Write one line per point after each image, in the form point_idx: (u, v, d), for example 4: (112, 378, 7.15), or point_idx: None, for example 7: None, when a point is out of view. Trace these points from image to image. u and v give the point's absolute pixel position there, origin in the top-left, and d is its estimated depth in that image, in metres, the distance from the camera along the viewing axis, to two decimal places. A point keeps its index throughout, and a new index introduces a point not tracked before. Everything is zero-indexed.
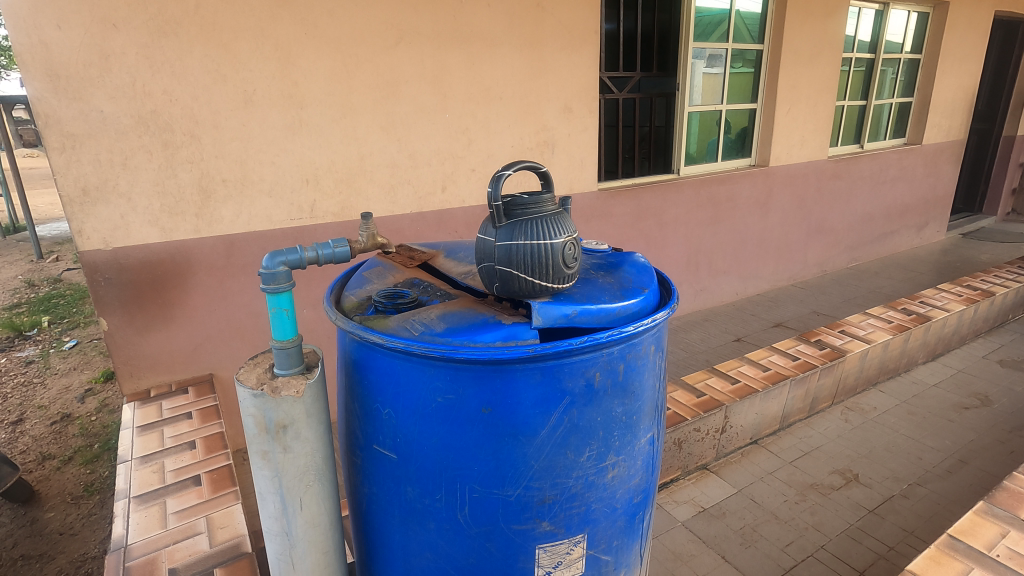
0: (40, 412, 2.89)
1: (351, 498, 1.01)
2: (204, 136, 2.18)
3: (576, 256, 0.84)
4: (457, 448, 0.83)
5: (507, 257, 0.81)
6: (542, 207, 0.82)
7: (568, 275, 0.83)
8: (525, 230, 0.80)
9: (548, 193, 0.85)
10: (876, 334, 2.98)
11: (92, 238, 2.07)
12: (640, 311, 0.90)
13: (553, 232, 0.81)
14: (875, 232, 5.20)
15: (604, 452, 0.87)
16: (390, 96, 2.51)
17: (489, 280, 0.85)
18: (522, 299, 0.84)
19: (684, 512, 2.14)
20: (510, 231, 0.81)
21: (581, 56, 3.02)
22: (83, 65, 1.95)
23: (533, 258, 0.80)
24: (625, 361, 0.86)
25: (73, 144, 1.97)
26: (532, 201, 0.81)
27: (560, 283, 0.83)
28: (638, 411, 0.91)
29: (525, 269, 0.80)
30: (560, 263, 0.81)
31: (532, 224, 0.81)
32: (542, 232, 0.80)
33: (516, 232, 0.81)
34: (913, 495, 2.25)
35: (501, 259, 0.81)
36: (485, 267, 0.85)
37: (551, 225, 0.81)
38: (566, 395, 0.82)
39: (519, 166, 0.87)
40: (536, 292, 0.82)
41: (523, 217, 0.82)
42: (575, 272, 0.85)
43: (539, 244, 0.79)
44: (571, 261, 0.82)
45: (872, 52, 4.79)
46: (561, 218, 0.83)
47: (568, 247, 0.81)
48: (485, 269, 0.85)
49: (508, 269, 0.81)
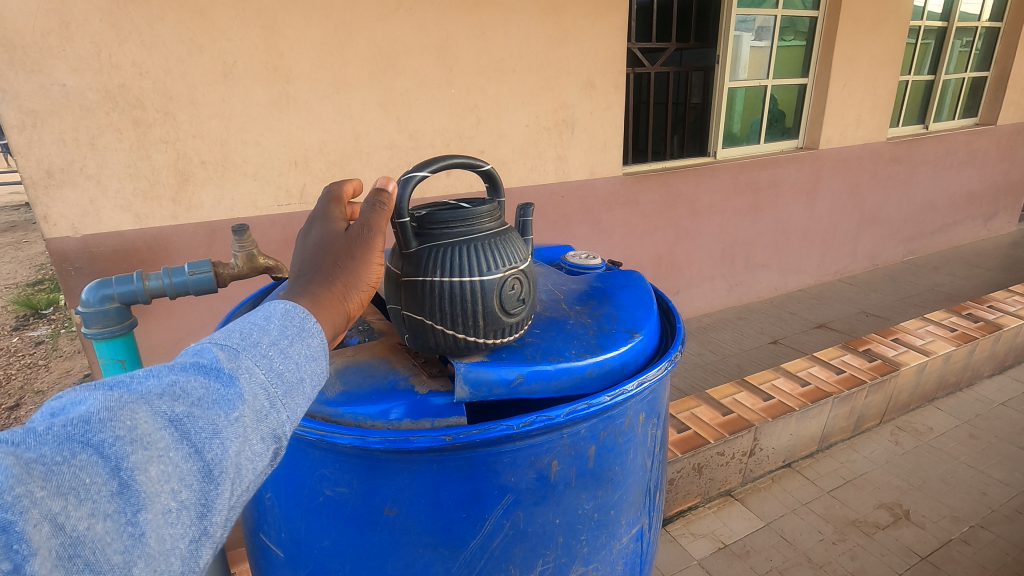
0: (37, 398, 2.84)
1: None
2: (180, 114, 1.98)
3: (518, 293, 0.73)
4: (362, 555, 0.67)
5: (418, 285, 0.71)
6: (472, 224, 0.73)
7: (505, 320, 0.72)
8: (446, 254, 0.71)
9: (481, 209, 0.74)
10: (935, 344, 2.61)
11: (59, 224, 1.91)
12: (617, 370, 0.71)
13: (485, 259, 0.71)
14: (936, 223, 4.70)
15: (565, 563, 0.69)
16: (388, 70, 2.26)
17: (397, 313, 0.75)
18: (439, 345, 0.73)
19: (701, 549, 1.88)
20: (422, 251, 0.72)
21: (608, 24, 2.69)
22: (41, 33, 1.76)
23: (454, 290, 0.70)
24: (597, 443, 0.67)
25: (33, 121, 1.80)
26: (457, 224, 0.72)
27: (495, 332, 0.73)
28: (618, 505, 0.72)
29: (441, 305, 0.70)
30: (493, 304, 0.71)
31: (454, 249, 0.71)
32: (468, 264, 0.70)
33: (431, 261, 0.71)
34: (975, 540, 1.93)
35: (411, 287, 0.71)
36: (393, 291, 0.75)
37: (480, 250, 0.71)
38: (506, 494, 0.64)
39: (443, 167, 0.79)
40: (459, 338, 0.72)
41: (444, 238, 0.72)
42: (518, 317, 0.73)
43: (461, 282, 0.69)
44: (509, 302, 0.72)
45: (945, 20, 4.24)
46: (499, 244, 0.73)
47: (508, 283, 0.71)
48: (394, 296, 0.75)
49: (419, 301, 0.71)
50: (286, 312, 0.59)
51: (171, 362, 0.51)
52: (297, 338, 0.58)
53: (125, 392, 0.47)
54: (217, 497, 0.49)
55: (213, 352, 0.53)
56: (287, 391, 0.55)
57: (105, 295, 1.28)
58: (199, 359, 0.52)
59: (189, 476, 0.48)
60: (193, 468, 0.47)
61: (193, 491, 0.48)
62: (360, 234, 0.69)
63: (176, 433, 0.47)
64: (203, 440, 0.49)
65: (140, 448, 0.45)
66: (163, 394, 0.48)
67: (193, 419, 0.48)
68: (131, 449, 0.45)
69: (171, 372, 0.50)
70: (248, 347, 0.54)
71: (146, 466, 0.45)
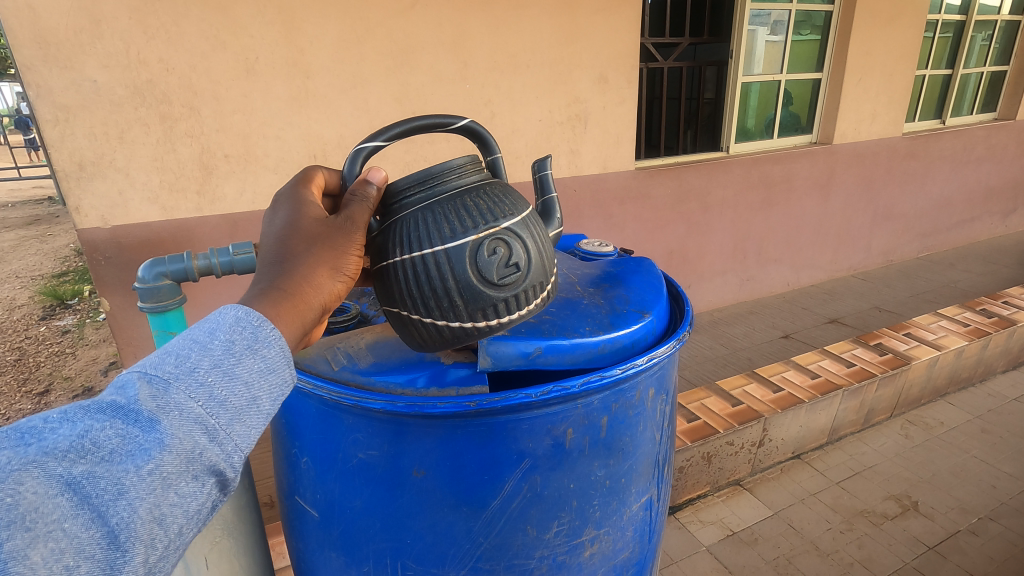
0: (66, 383, 2.97)
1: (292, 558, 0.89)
2: (204, 108, 2.05)
3: (501, 256, 0.69)
4: (388, 515, 0.70)
5: (399, 270, 0.71)
6: (435, 193, 0.74)
7: (496, 289, 0.69)
8: (416, 225, 0.71)
9: (444, 176, 0.75)
10: (948, 339, 2.61)
11: (90, 216, 1.99)
12: (632, 347, 0.75)
13: (455, 224, 0.70)
14: (952, 219, 4.66)
15: (578, 526, 0.72)
16: (404, 65, 2.31)
17: (393, 313, 0.75)
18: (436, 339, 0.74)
19: (709, 535, 1.92)
20: (394, 228, 0.73)
21: (621, 19, 2.71)
22: (73, 31, 1.82)
23: (430, 266, 0.69)
24: (609, 415, 0.70)
25: (66, 116, 1.87)
26: (417, 195, 0.74)
27: (491, 306, 0.70)
28: (628, 474, 0.75)
29: (422, 287, 0.70)
30: (473, 273, 0.69)
31: (418, 220, 0.72)
32: (431, 233, 0.70)
33: (396, 235, 0.72)
34: (983, 532, 1.94)
35: (393, 275, 0.72)
36: (380, 288, 0.76)
37: (446, 215, 0.71)
38: (524, 459, 0.67)
39: (397, 129, 0.80)
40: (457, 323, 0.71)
41: (408, 211, 0.74)
42: (509, 283, 0.70)
43: (425, 251, 0.70)
44: (495, 266, 0.69)
45: (963, 13, 4.20)
46: (471, 204, 0.72)
47: (484, 248, 0.69)
48: (383, 294, 0.76)
49: (404, 290, 0.72)
50: (236, 321, 0.58)
51: (85, 408, 0.50)
52: (245, 355, 0.56)
53: (25, 455, 0.46)
54: (129, 563, 0.48)
55: (137, 387, 0.51)
56: (229, 422, 0.53)
57: (158, 273, 1.02)
58: (120, 397, 0.50)
59: (91, 545, 0.46)
60: (96, 537, 0.46)
61: (96, 561, 0.46)
62: (341, 234, 0.72)
63: (75, 498, 0.46)
64: (109, 502, 0.47)
65: (27, 527, 0.43)
66: (65, 453, 0.47)
67: (95, 480, 0.47)
68: (12, 531, 0.43)
69: (87, 419, 0.49)
70: (178, 379, 0.52)
71: (31, 546, 0.43)
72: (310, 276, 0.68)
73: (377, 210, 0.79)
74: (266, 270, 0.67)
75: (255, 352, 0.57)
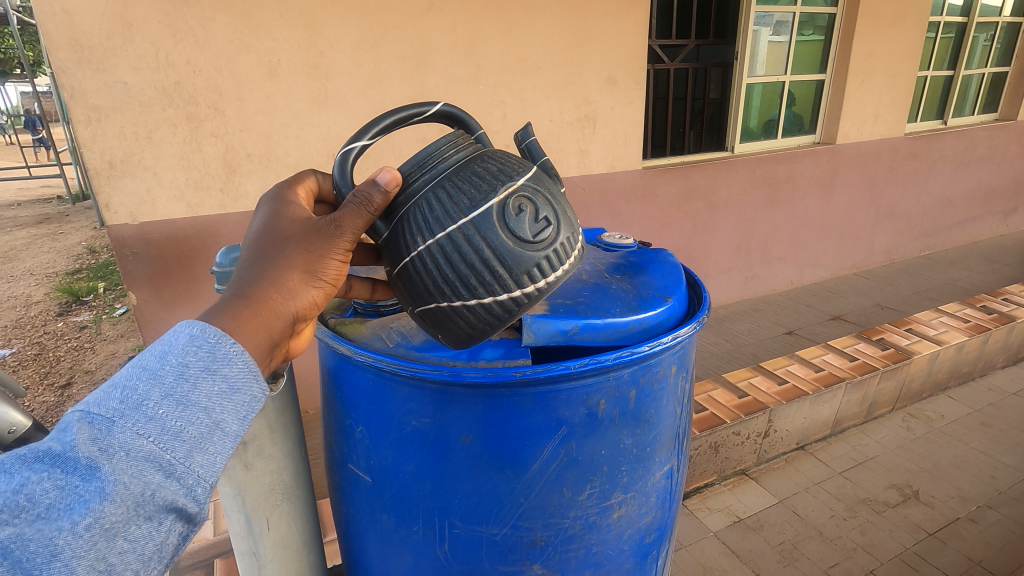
0: (87, 377, 3.05)
1: (336, 526, 0.94)
2: (228, 109, 2.12)
3: (526, 213, 0.69)
4: (436, 478, 0.74)
5: (433, 257, 0.70)
6: (436, 171, 0.74)
7: (534, 247, 0.69)
8: (435, 205, 0.71)
9: (443, 155, 0.74)
10: (948, 335, 2.68)
11: (119, 212, 2.06)
12: (659, 326, 0.78)
13: (468, 194, 0.70)
14: (954, 218, 4.72)
15: (608, 490, 0.76)
16: (420, 67, 2.37)
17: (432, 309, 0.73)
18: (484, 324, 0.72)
19: (717, 522, 1.98)
20: (413, 214, 0.72)
21: (630, 22, 2.78)
22: (105, 34, 1.90)
23: (464, 241, 0.69)
24: (637, 387, 0.75)
25: (98, 116, 1.95)
26: (423, 180, 0.73)
27: (535, 266, 0.69)
28: (653, 443, 0.79)
29: (462, 267, 0.69)
30: (508, 237, 0.68)
31: (433, 203, 0.71)
32: (451, 211, 0.70)
33: (416, 225, 0.71)
34: (982, 519, 2.01)
35: (429, 266, 0.71)
36: (412, 287, 0.73)
37: (460, 188, 0.71)
38: (562, 426, 0.72)
39: (380, 125, 0.79)
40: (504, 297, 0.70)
41: (416, 197, 0.73)
42: (542, 240, 0.70)
43: (452, 229, 0.69)
44: (527, 223, 0.69)
45: (965, 15, 4.26)
46: (479, 171, 0.72)
47: (508, 208, 0.69)
48: (416, 295, 0.73)
49: (441, 277, 0.70)
50: (191, 340, 0.57)
51: (24, 459, 0.51)
52: (199, 379, 0.56)
53: None
54: None
55: (76, 430, 0.51)
56: (184, 455, 0.54)
57: (232, 259, 1.07)
58: (59, 443, 0.51)
59: None
60: None
61: None
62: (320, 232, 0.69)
63: (6, 562, 0.47)
64: (44, 561, 0.48)
65: None
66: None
67: (24, 543, 0.48)
68: None
69: (23, 472, 0.50)
70: (123, 417, 0.52)
71: None
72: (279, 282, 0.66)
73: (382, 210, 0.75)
74: (241, 272, 0.67)
75: (213, 373, 0.57)
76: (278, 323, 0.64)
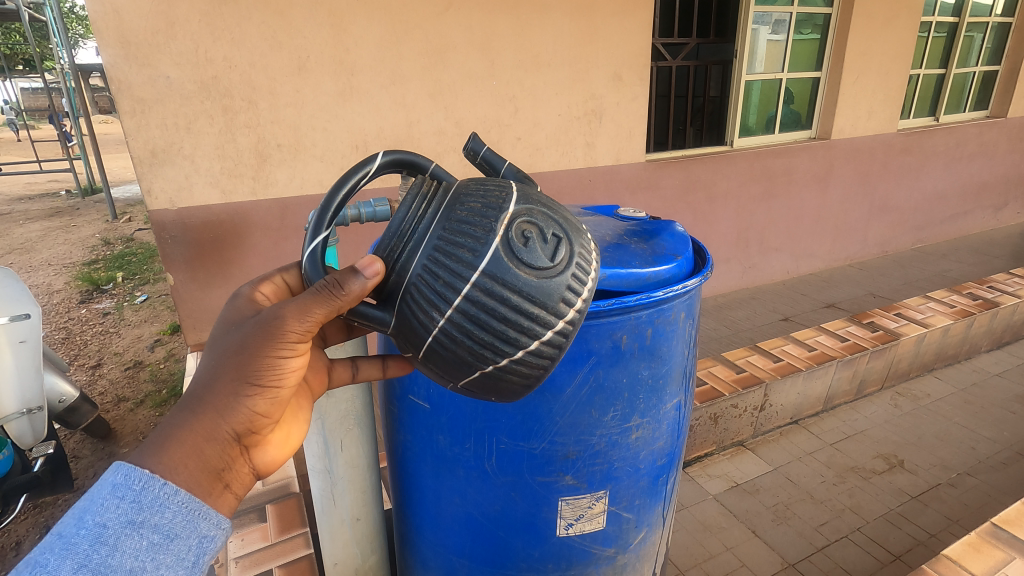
0: (117, 358, 3.21)
1: (390, 453, 1.12)
2: (261, 102, 2.26)
3: (534, 241, 0.68)
4: (486, 402, 0.90)
5: (461, 327, 0.67)
6: (418, 235, 0.71)
7: (555, 272, 0.68)
8: (435, 271, 0.68)
9: (422, 217, 0.72)
10: (935, 318, 2.83)
11: (159, 198, 2.22)
12: (672, 277, 0.94)
13: (464, 247, 0.67)
14: (946, 212, 4.87)
15: (628, 413, 0.93)
16: (438, 63, 2.52)
17: (475, 378, 0.71)
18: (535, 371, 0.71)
19: (716, 486, 2.14)
20: (417, 290, 0.69)
21: (635, 21, 2.93)
22: (150, 32, 2.05)
23: (485, 295, 0.67)
24: (653, 326, 0.91)
25: (142, 108, 2.11)
26: (413, 250, 0.70)
27: (566, 289, 0.69)
28: (666, 376, 0.96)
29: (495, 322, 0.67)
30: (529, 272, 0.67)
31: (437, 270, 0.68)
32: (460, 271, 0.67)
33: (431, 298, 0.68)
34: (961, 484, 2.17)
35: (459, 337, 0.68)
36: (447, 362, 0.71)
37: (454, 243, 0.68)
38: (592, 355, 0.88)
39: (333, 204, 0.75)
40: (549, 336, 0.69)
41: (411, 268, 0.70)
42: (560, 260, 0.68)
43: (472, 287, 0.66)
44: (539, 249, 0.68)
45: (956, 15, 4.42)
46: (464, 215, 0.70)
47: (516, 243, 0.67)
48: (455, 370, 0.71)
49: (477, 342, 0.68)
50: (114, 491, 0.64)
51: None
52: (123, 536, 0.63)
53: None
54: None
55: None
56: None
57: None
58: None
59: None
60: None
61: None
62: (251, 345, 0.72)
63: None
64: None
65: None
66: None
67: None
68: None
69: None
70: None
71: None
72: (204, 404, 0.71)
73: (371, 294, 0.73)
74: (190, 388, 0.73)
75: (139, 526, 0.65)
76: (209, 449, 0.70)
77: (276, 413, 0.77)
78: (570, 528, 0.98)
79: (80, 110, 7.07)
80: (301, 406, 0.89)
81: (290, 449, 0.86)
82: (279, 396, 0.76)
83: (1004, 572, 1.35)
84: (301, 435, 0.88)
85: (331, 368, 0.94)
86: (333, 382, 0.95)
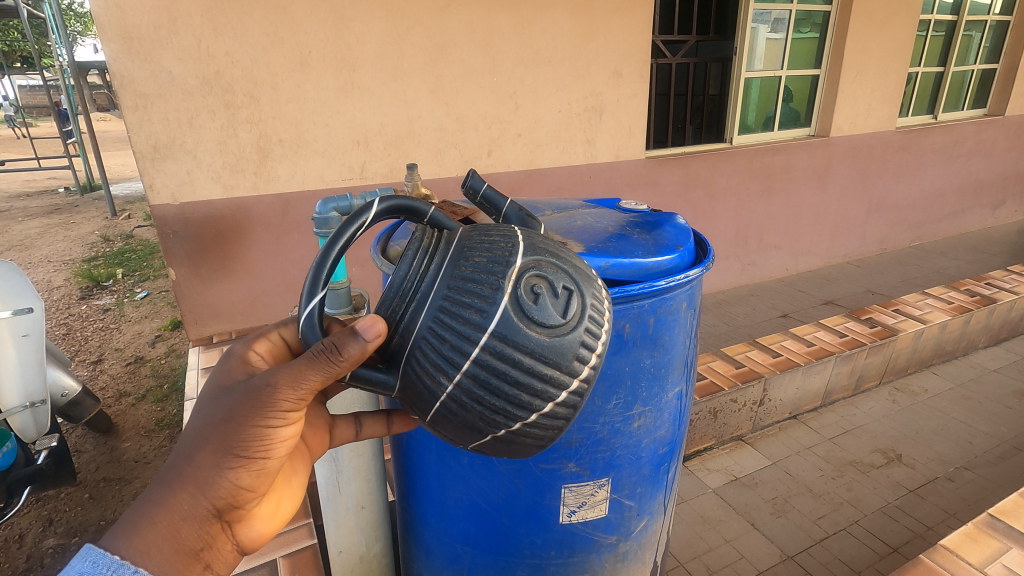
0: (118, 353, 3.22)
1: (394, 441, 1.14)
2: (263, 97, 2.27)
3: (547, 298, 0.67)
4: None
5: (473, 393, 0.67)
6: (423, 295, 0.70)
7: (567, 329, 0.68)
8: (442, 333, 0.68)
9: (425, 273, 0.71)
10: (933, 314, 2.85)
11: (161, 192, 2.22)
12: (674, 267, 0.95)
13: (472, 309, 0.67)
14: (944, 210, 4.89)
15: (631, 401, 0.95)
16: (439, 59, 2.53)
17: (486, 439, 0.72)
18: (549, 431, 0.72)
19: (715, 480, 2.16)
20: (424, 354, 0.68)
21: (636, 18, 2.94)
22: (152, 27, 2.06)
23: (496, 358, 0.67)
24: (655, 315, 0.93)
25: (144, 103, 2.11)
26: (419, 311, 0.69)
27: (578, 345, 0.69)
28: (667, 364, 0.98)
29: (507, 386, 0.67)
30: (540, 331, 0.67)
31: (445, 335, 0.67)
32: (469, 335, 0.66)
33: (439, 363, 0.67)
34: (959, 478, 2.19)
35: (470, 402, 0.68)
36: (457, 425, 0.71)
37: (461, 304, 0.67)
38: None
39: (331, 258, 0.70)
40: (562, 395, 0.69)
41: (417, 332, 0.69)
42: (571, 316, 0.68)
43: (483, 352, 0.66)
44: (551, 305, 0.67)
45: (955, 14, 4.43)
46: (469, 271, 0.68)
47: (526, 302, 0.66)
48: (466, 432, 0.72)
49: (489, 407, 0.68)
50: None
51: None
52: None
53: None
54: None
55: None
56: None
57: (330, 208, 1.06)
58: None
59: None
60: None
61: None
62: (236, 417, 0.71)
63: None
64: None
65: None
66: None
67: None
68: None
69: None
70: None
71: None
72: (181, 481, 0.71)
73: (375, 356, 0.72)
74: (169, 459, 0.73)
75: None
76: (184, 528, 0.71)
77: (261, 487, 0.77)
78: (573, 516, 1.00)
79: (78, 106, 7.05)
80: (294, 472, 0.90)
81: (277, 521, 0.86)
82: (263, 468, 0.76)
83: (1000, 561, 1.37)
84: (289, 504, 0.89)
85: (332, 428, 0.96)
86: (334, 440, 0.96)
